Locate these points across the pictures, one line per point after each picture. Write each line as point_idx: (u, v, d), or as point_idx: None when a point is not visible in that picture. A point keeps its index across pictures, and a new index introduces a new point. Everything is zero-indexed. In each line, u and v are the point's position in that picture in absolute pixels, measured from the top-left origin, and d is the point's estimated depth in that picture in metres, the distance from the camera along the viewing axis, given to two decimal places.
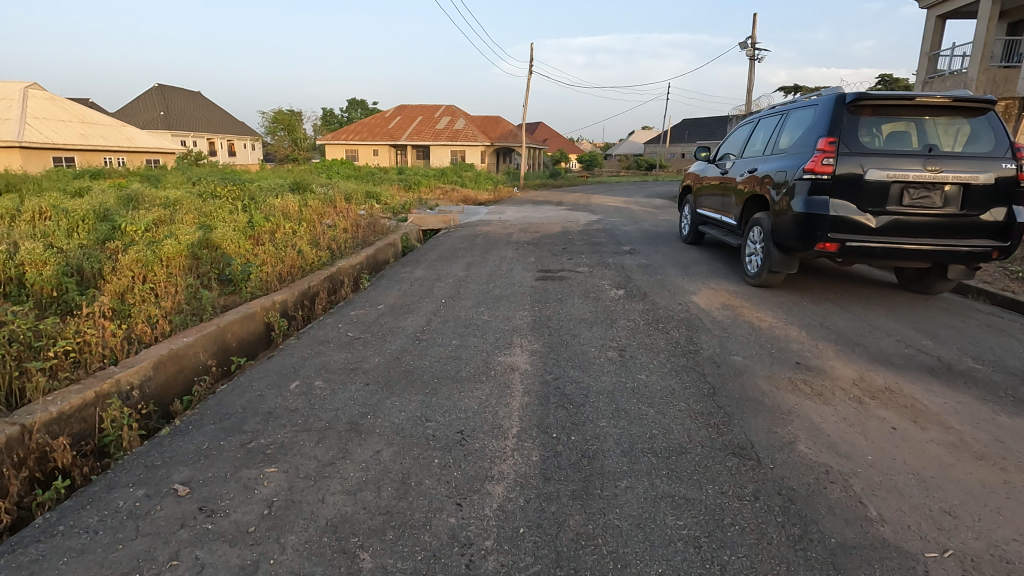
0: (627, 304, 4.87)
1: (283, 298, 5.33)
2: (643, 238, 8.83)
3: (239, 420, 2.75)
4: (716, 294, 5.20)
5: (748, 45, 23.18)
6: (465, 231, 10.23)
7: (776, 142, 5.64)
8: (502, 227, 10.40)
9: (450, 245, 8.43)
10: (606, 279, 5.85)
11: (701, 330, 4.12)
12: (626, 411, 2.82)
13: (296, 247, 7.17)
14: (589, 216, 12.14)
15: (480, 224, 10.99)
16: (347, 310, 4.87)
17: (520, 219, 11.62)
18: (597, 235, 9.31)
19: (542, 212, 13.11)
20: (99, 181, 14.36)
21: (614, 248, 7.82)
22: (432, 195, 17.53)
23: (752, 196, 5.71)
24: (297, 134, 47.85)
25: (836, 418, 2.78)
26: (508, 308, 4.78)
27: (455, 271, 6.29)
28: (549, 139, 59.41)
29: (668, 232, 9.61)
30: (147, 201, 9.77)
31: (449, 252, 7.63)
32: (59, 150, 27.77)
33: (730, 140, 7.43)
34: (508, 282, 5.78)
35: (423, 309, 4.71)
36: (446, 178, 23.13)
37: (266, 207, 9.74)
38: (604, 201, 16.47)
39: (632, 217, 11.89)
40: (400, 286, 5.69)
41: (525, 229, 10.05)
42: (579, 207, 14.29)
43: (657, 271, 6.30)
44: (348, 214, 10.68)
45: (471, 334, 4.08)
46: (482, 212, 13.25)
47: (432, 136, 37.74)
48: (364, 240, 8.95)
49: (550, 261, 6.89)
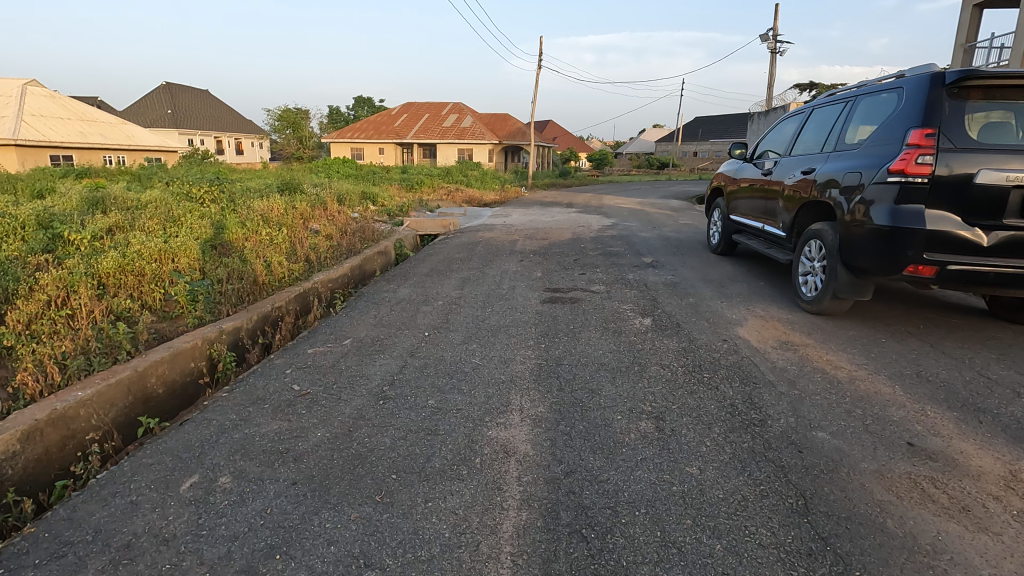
0: (656, 340, 3.87)
1: (234, 326, 4.38)
2: (665, 247, 7.79)
3: (77, 563, 1.78)
4: (766, 326, 4.18)
5: (769, 38, 21.98)
6: (465, 236, 9.26)
7: (839, 136, 4.57)
8: (506, 233, 9.41)
9: (446, 256, 7.46)
10: (628, 303, 4.85)
11: (759, 383, 3.11)
12: (678, 551, 1.81)
13: (265, 260, 6.20)
14: (602, 219, 11.12)
15: (482, 229, 9.99)
16: (305, 346, 3.90)
17: (527, 223, 10.63)
18: (612, 243, 8.29)
19: (551, 215, 12.06)
20: (81, 180, 13.57)
21: (634, 260, 6.80)
22: (434, 196, 16.56)
23: (808, 202, 4.67)
24: (303, 132, 47.12)
25: (1012, 569, 1.74)
26: (507, 345, 3.80)
27: (446, 291, 5.31)
28: (559, 138, 58.29)
29: (692, 239, 8.55)
30: (114, 203, 8.86)
31: (443, 264, 6.65)
32: (56, 148, 27.19)
33: (770, 136, 6.37)
34: (508, 306, 4.79)
35: (399, 347, 3.74)
36: (451, 177, 22.14)
37: (245, 210, 8.79)
38: (618, 203, 15.42)
39: (649, 222, 10.85)
40: (378, 310, 4.71)
41: (532, 235, 9.05)
42: (590, 209, 13.23)
43: (686, 291, 5.29)
44: (338, 219, 9.71)
45: (454, 387, 3.10)
46: (485, 215, 12.25)
47: (438, 135, 36.84)
48: (350, 248, 7.99)
49: (559, 276, 5.90)
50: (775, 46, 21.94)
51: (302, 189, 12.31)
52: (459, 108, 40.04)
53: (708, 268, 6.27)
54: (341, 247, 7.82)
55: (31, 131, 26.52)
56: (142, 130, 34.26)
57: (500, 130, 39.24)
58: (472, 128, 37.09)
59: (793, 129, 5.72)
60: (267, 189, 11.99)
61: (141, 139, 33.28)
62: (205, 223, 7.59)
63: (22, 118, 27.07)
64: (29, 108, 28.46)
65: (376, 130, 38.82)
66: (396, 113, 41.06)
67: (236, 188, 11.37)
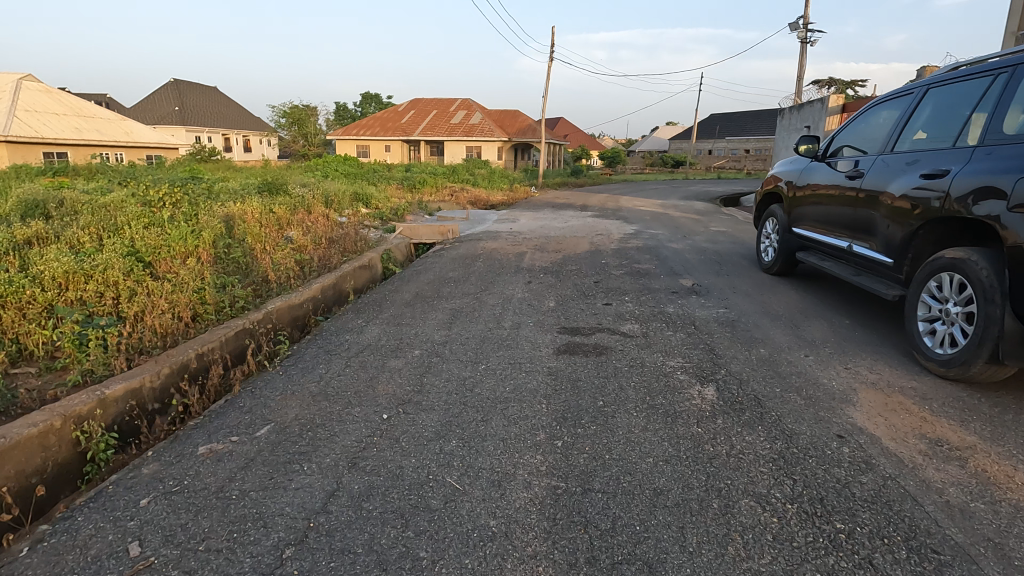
0: (732, 433, 2.54)
1: (127, 391, 3.12)
2: (704, 264, 6.41)
3: None
4: (890, 405, 2.81)
5: (798, 27, 20.56)
6: (464, 246, 7.95)
7: (988, 126, 3.20)
8: (512, 243, 8.07)
9: (438, 273, 6.15)
10: (675, 356, 3.52)
11: (943, 552, 1.77)
12: None
13: (204, 284, 4.93)
14: (622, 226, 9.75)
15: (485, 237, 8.65)
16: (203, 435, 2.61)
17: (538, 230, 9.31)
18: (639, 257, 6.94)
19: (564, 220, 10.70)
20: (48, 178, 12.43)
21: (669, 283, 5.45)
22: (435, 198, 15.25)
23: (938, 218, 3.29)
24: (308, 129, 46.07)
25: None
26: (505, 441, 2.49)
27: (428, 333, 3.99)
28: (571, 135, 56.76)
29: (734, 253, 7.19)
30: (57, 204, 7.63)
31: (430, 288, 5.33)
32: (50, 145, 26.32)
33: (851, 128, 4.97)
34: (510, 360, 3.47)
35: (339, 447, 2.43)
36: (457, 176, 20.82)
37: (207, 216, 7.52)
38: (637, 205, 13.99)
39: (677, 229, 9.49)
40: (329, 366, 3.41)
41: (543, 246, 7.70)
42: (608, 213, 11.84)
43: (750, 334, 3.93)
44: (318, 226, 8.44)
45: (406, 553, 1.79)
46: (490, 219, 10.90)
47: (446, 131, 35.58)
48: (325, 262, 6.72)
49: (577, 308, 4.58)
50: (805, 35, 20.35)
51: (285, 189, 11.06)
52: (467, 104, 38.72)
53: (768, 297, 4.90)
54: (313, 261, 6.54)
55: (23, 127, 25.68)
56: (142, 126, 33.38)
57: (510, 127, 37.87)
58: (480, 125, 35.76)
59: (889, 120, 4.32)
60: (245, 189, 10.74)
61: (140, 136, 32.37)
62: (150, 232, 6.34)
63: (15, 114, 26.20)
64: (23, 104, 27.58)
65: (382, 127, 37.63)
66: (403, 109, 39.81)
67: (209, 187, 10.11)
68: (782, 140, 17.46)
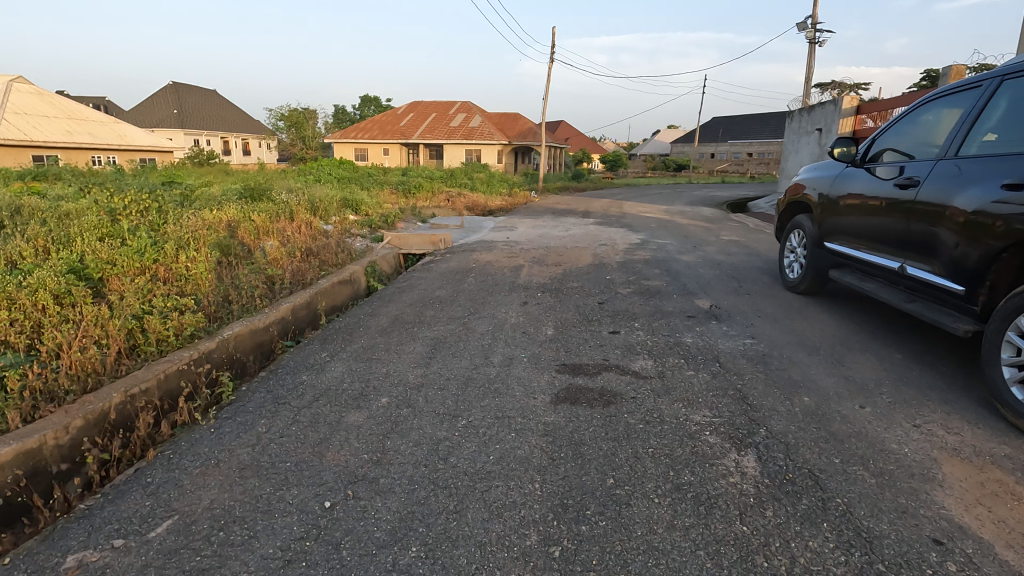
0: (790, 537, 1.88)
1: (14, 458, 2.48)
2: (720, 281, 5.76)
3: None
4: (990, 487, 2.15)
5: (807, 27, 19.99)
6: (456, 258, 7.32)
7: None
8: (508, 254, 7.43)
9: (423, 290, 5.50)
10: (699, 407, 2.87)
11: None
12: None
13: (147, 309, 4.27)
14: (627, 235, 9.12)
15: (479, 247, 8.01)
16: (82, 532, 1.97)
17: (537, 240, 8.68)
18: (647, 271, 6.29)
19: (565, 228, 10.07)
20: (23, 182, 11.84)
21: (684, 304, 4.80)
22: (430, 203, 14.63)
23: None
24: (305, 132, 45.54)
25: None
26: (483, 550, 1.83)
27: (402, 372, 3.35)
28: (572, 139, 56.17)
29: (751, 267, 6.54)
30: (11, 211, 6.99)
31: (412, 311, 4.69)
32: (40, 148, 25.79)
33: (895, 128, 4.33)
34: (497, 413, 2.82)
35: (253, 561, 1.78)
36: (454, 180, 20.20)
37: (174, 226, 6.88)
38: (642, 212, 13.35)
39: (687, 239, 8.85)
40: (273, 420, 2.76)
41: (541, 258, 7.06)
42: (611, 221, 11.21)
43: (787, 373, 3.27)
44: (298, 237, 7.80)
45: None
46: (486, 227, 10.25)
47: (445, 135, 35.02)
48: (300, 275, 6.10)
49: (579, 338, 3.93)
50: (813, 35, 19.77)
51: (269, 196, 10.45)
52: (467, 107, 38.16)
53: (799, 323, 4.24)
54: (285, 276, 5.90)
55: (11, 129, 25.16)
56: (136, 129, 32.86)
57: (510, 130, 37.30)
58: (480, 128, 35.20)
59: (948, 120, 3.70)
60: (226, 196, 10.11)
61: (133, 140, 31.85)
62: (104, 245, 5.71)
63: (4, 117, 25.70)
64: (13, 106, 27.07)
65: (380, 130, 37.09)
66: (402, 112, 39.26)
67: (185, 194, 9.47)
68: (791, 143, 16.83)
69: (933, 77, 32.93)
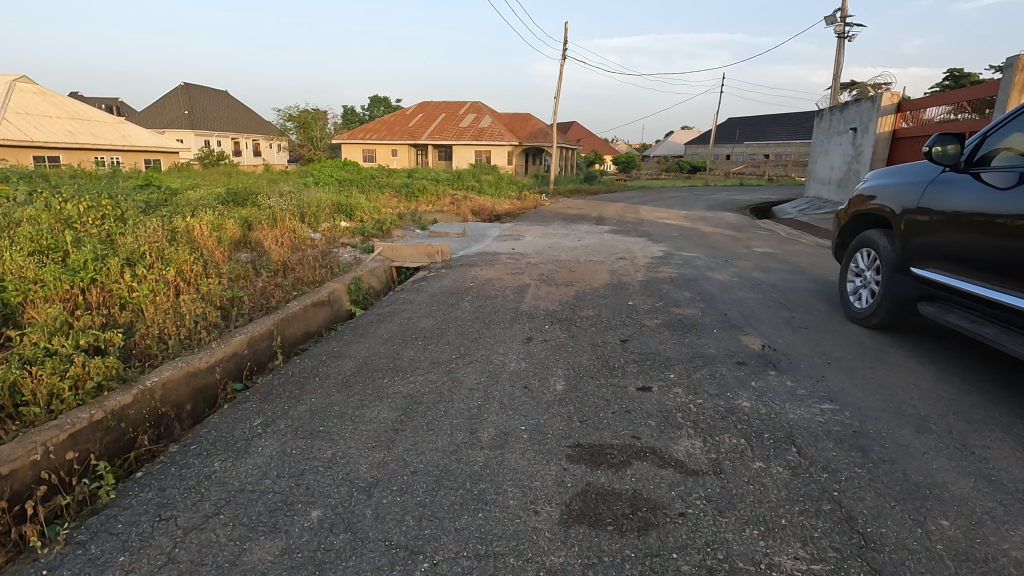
0: None
1: None
2: (767, 309, 4.75)
3: None
4: None
5: (836, 20, 18.85)
6: (452, 274, 6.38)
7: None
8: (513, 269, 6.49)
9: (407, 318, 4.55)
10: (784, 538, 1.89)
11: None
12: None
13: (47, 351, 3.37)
14: (648, 246, 8.12)
15: (480, 261, 7.06)
16: None
17: (546, 251, 7.71)
18: (676, 293, 5.30)
19: (578, 236, 9.10)
20: None
21: (729, 345, 3.82)
22: (434, 208, 13.71)
23: None
24: (313, 132, 44.99)
25: None
26: None
27: (351, 459, 2.41)
28: (584, 140, 55.12)
29: (799, 289, 5.53)
30: None
31: (387, 350, 3.75)
32: (41, 149, 25.40)
33: (1015, 121, 3.31)
34: (477, 547, 1.86)
35: None
36: (460, 182, 19.30)
37: (129, 235, 6.02)
38: (661, 218, 12.33)
39: (715, 251, 7.84)
40: (140, 558, 1.84)
41: (551, 276, 6.10)
42: (628, 228, 10.20)
43: (899, 469, 2.29)
44: (274, 250, 6.89)
45: None
46: (490, 236, 9.29)
47: (454, 135, 34.19)
48: (264, 299, 5.18)
49: (599, 399, 2.97)
50: (842, 30, 18.64)
51: (255, 201, 9.59)
52: (477, 108, 37.28)
53: (887, 377, 3.24)
54: (244, 300, 4.98)
55: (12, 129, 24.78)
56: (141, 129, 32.44)
57: (520, 130, 36.41)
58: (490, 128, 34.32)
59: None
60: (206, 200, 9.26)
61: (138, 140, 31.40)
62: (32, 260, 4.84)
63: (5, 117, 25.28)
64: (16, 106, 26.72)
65: (388, 131, 36.34)
66: (411, 112, 38.51)
67: (159, 200, 8.62)
68: (820, 144, 15.69)
69: (959, 76, 31.52)
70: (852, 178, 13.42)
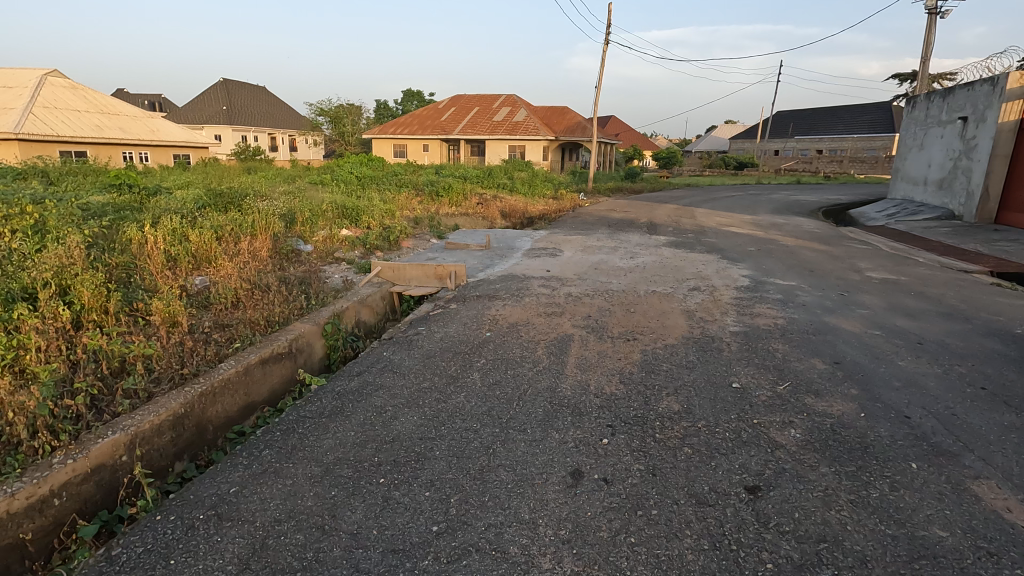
0: None
1: None
2: (972, 404, 2.85)
3: None
4: None
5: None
6: (464, 311, 4.67)
7: None
8: (548, 306, 4.74)
9: (378, 409, 2.86)
10: None
11: None
12: None
13: None
14: (723, 268, 6.23)
15: (504, 289, 5.33)
16: None
17: (591, 274, 5.93)
18: (800, 360, 3.44)
19: (630, 251, 7.28)
20: None
21: (964, 517, 1.97)
22: (457, 211, 12.04)
23: None
24: (345, 127, 44.08)
25: None
26: None
27: None
28: (623, 134, 52.58)
29: (990, 355, 3.59)
30: None
31: (317, 507, 2.06)
32: (67, 143, 24.91)
33: None
34: None
35: None
36: (491, 180, 17.55)
37: (37, 253, 4.52)
38: (725, 225, 10.35)
39: (818, 277, 5.89)
40: None
41: (600, 320, 4.32)
42: (689, 240, 8.30)
43: None
44: (237, 275, 5.32)
45: None
46: (520, 249, 7.56)
47: (487, 129, 32.49)
48: (180, 362, 3.53)
49: None
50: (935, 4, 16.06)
51: (242, 204, 8.10)
52: (512, 100, 35.45)
53: None
54: (143, 370, 3.33)
55: (38, 124, 24.34)
56: (171, 124, 31.95)
57: (556, 124, 34.48)
58: (525, 122, 32.49)
59: None
60: (182, 203, 7.78)
61: (166, 136, 30.85)
62: None
63: (32, 111, 24.84)
64: (45, 101, 26.36)
65: (419, 125, 34.92)
66: (444, 106, 37.04)
67: (120, 204, 7.15)
68: (913, 137, 13.33)
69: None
70: (959, 178, 11.12)
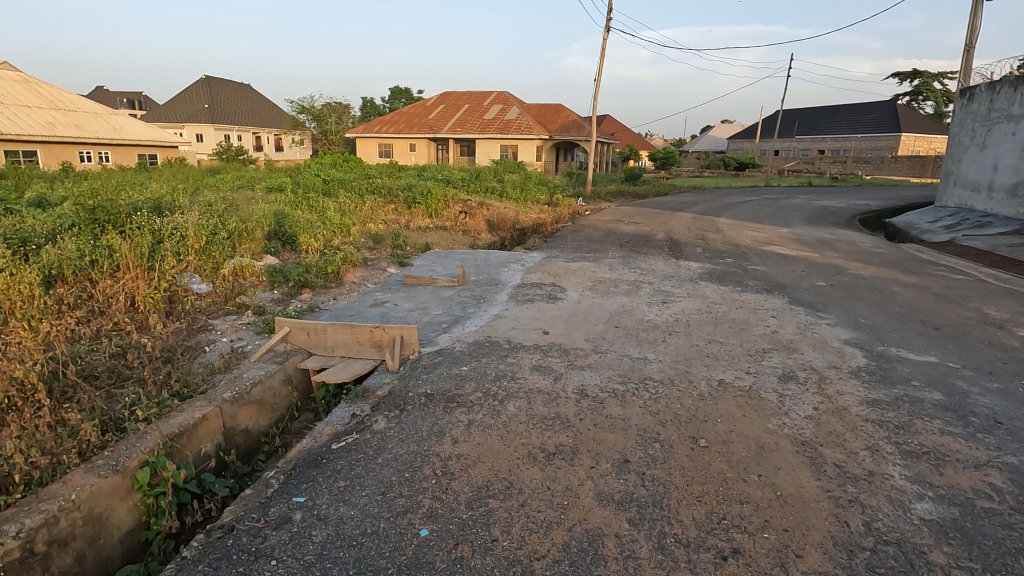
0: None
1: None
2: None
3: None
4: None
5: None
6: (396, 440, 2.57)
7: None
8: (546, 426, 2.65)
9: None
10: None
11: None
12: None
13: None
14: (807, 325, 4.16)
15: (473, 378, 3.23)
16: None
17: (612, 339, 3.84)
18: None
19: (660, 291, 5.19)
20: None
21: None
22: (432, 224, 9.89)
23: None
24: (327, 126, 41.78)
25: None
26: None
27: None
28: (620, 133, 50.45)
29: None
30: None
31: None
32: (14, 143, 22.54)
33: None
34: None
35: None
36: (479, 184, 15.41)
37: None
38: (764, 243, 8.30)
39: (960, 345, 3.84)
40: None
41: (650, 478, 2.23)
42: (733, 269, 6.24)
43: None
44: (23, 354, 3.14)
45: None
46: (505, 287, 5.43)
47: (477, 128, 30.34)
48: None
49: None
50: None
51: (127, 221, 5.93)
52: (503, 97, 33.29)
53: None
54: None
55: None
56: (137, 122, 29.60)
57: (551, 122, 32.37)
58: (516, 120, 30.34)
59: None
60: (36, 220, 5.60)
61: (129, 134, 28.46)
62: None
63: None
64: None
65: (405, 123, 32.62)
66: (432, 103, 34.85)
67: None
68: (972, 134, 11.32)
69: None
70: None
